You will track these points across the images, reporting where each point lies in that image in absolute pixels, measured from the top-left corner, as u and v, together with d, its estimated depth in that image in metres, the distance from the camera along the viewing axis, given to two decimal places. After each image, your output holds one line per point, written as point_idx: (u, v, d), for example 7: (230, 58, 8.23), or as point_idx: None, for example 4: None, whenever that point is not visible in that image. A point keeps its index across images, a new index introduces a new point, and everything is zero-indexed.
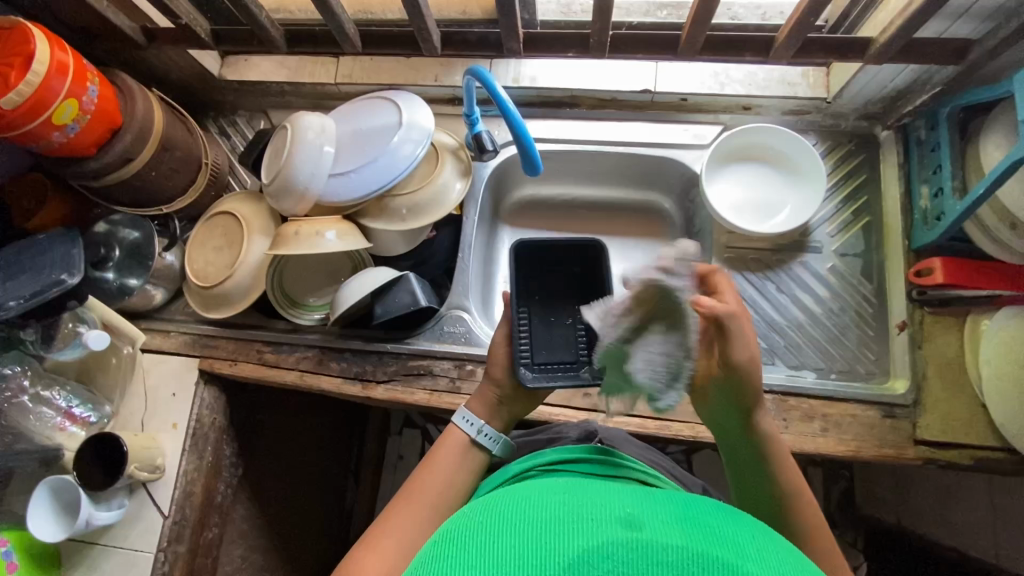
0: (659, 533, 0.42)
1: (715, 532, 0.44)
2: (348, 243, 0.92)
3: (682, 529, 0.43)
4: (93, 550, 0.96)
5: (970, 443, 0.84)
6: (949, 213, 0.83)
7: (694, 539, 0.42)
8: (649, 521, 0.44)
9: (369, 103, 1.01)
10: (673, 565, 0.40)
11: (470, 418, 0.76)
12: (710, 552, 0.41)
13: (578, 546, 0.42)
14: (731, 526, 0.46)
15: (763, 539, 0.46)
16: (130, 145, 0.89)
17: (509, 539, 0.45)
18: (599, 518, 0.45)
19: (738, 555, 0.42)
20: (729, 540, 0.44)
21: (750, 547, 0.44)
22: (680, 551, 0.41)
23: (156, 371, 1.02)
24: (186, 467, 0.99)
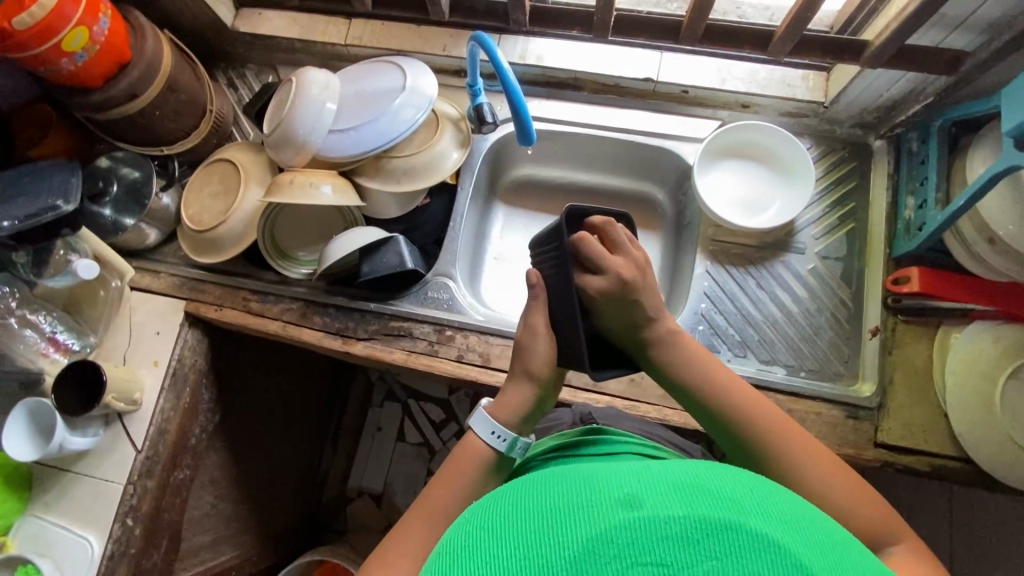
0: (668, 507, 0.35)
1: (734, 493, 0.37)
2: (342, 198, 0.94)
3: (692, 496, 0.36)
4: (64, 477, 0.98)
5: (928, 450, 0.86)
6: (930, 223, 0.85)
7: (710, 507, 0.35)
8: (651, 489, 0.37)
9: (375, 65, 1.03)
10: (686, 539, 0.34)
11: (500, 432, 0.67)
12: (729, 520, 0.35)
13: (576, 534, 0.35)
14: (744, 477, 0.39)
15: (782, 489, 0.40)
16: (137, 81, 0.91)
17: (495, 538, 0.38)
18: (595, 496, 0.37)
19: (756, 514, 0.36)
20: (746, 498, 0.37)
21: (768, 499, 0.38)
22: (694, 524, 0.34)
23: (143, 309, 1.04)
24: (163, 405, 1.00)
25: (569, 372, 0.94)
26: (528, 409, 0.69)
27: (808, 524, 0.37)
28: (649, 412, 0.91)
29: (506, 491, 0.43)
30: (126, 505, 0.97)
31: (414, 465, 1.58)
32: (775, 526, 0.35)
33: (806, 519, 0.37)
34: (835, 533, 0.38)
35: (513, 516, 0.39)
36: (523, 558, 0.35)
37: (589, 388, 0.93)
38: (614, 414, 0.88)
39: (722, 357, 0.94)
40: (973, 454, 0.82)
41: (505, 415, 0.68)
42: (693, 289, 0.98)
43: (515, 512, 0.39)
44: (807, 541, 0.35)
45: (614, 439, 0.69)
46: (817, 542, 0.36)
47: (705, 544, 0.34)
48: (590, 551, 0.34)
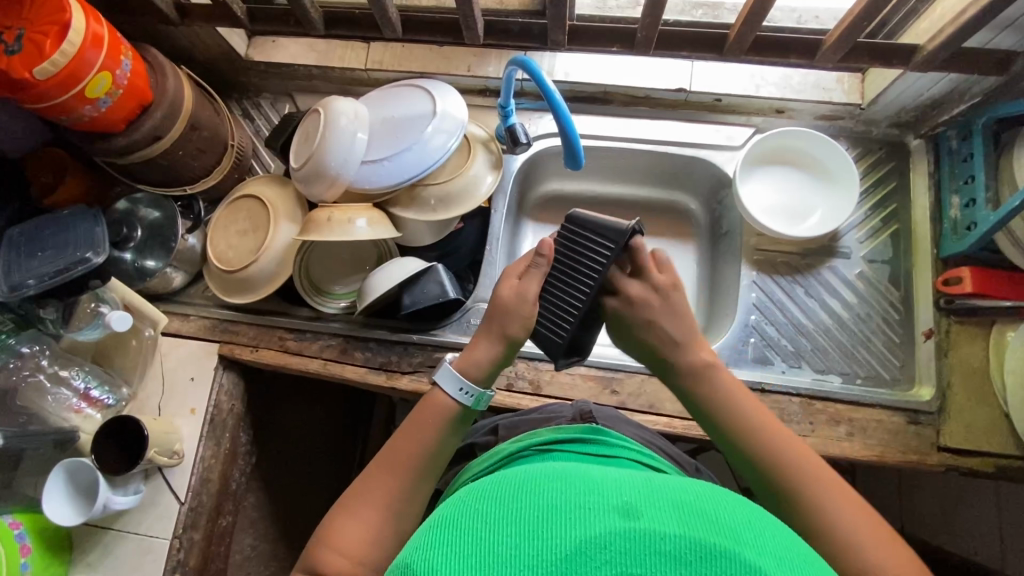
0: (665, 524, 0.35)
1: (735, 523, 0.37)
2: (379, 231, 0.91)
3: (693, 520, 0.36)
4: (106, 535, 0.95)
5: (992, 451, 0.85)
6: (981, 223, 0.84)
7: (708, 532, 0.35)
8: (654, 508, 0.37)
9: (401, 90, 1.00)
10: (675, 558, 0.34)
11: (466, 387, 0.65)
12: (725, 548, 0.34)
13: (570, 534, 0.36)
14: (750, 512, 0.39)
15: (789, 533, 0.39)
16: (160, 122, 0.87)
17: (488, 523, 0.38)
18: (593, 501, 0.38)
19: (752, 547, 0.35)
20: (746, 529, 0.37)
21: (770, 535, 0.38)
22: (689, 545, 0.34)
23: (175, 355, 1.00)
24: (204, 453, 0.97)
25: (623, 394, 0.92)
26: (494, 363, 0.67)
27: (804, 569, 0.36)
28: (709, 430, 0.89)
29: (505, 478, 0.43)
30: (174, 561, 0.94)
31: None
32: (773, 565, 0.35)
33: (804, 564, 0.37)
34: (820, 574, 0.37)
35: (507, 505, 0.39)
36: (510, 548, 0.36)
37: (643, 409, 0.91)
38: (615, 417, 0.86)
39: (776, 370, 0.93)
40: None
41: (469, 368, 0.66)
42: (740, 300, 0.97)
43: (513, 501, 0.39)
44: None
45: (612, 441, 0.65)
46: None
47: (695, 565, 0.33)
48: (579, 554, 0.35)
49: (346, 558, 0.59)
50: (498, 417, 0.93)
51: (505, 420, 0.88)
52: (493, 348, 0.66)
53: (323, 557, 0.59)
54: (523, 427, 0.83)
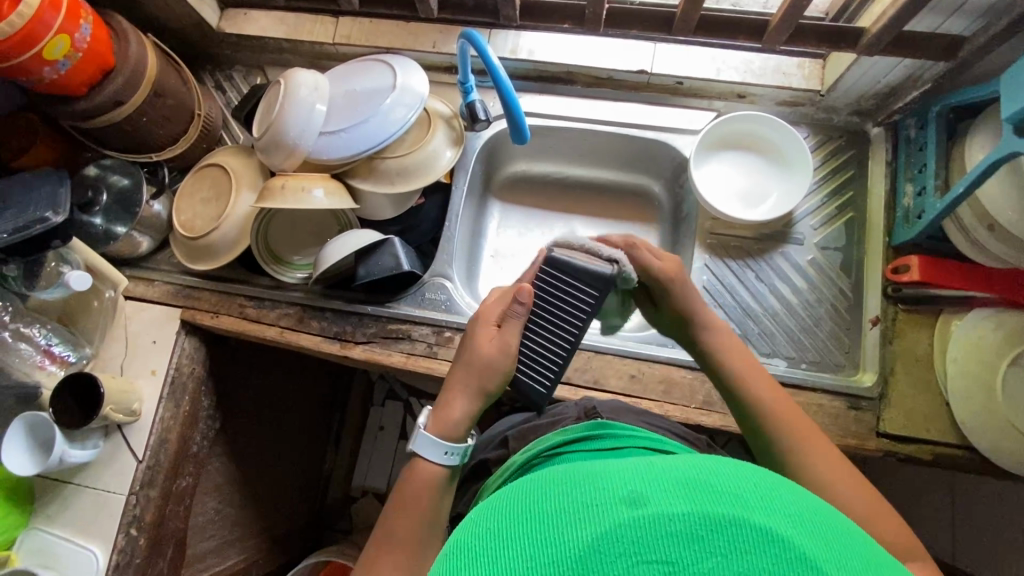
0: (672, 503, 0.34)
1: (741, 488, 0.36)
2: (335, 201, 0.93)
3: (698, 492, 0.35)
4: (66, 489, 0.98)
5: (930, 439, 0.86)
6: (929, 211, 0.84)
7: (716, 504, 0.34)
8: (655, 485, 0.35)
9: (364, 64, 1.01)
10: (689, 537, 0.33)
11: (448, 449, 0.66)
12: (735, 516, 0.33)
13: (580, 533, 0.34)
14: (750, 471, 0.38)
15: (786, 480, 0.39)
16: (122, 87, 0.89)
17: (497, 546, 0.35)
18: (595, 494, 0.36)
19: (763, 510, 0.34)
20: (753, 493, 0.36)
21: (779, 490, 0.37)
22: (699, 521, 0.33)
23: (138, 317, 1.03)
24: (162, 414, 1.00)
25: (569, 371, 0.93)
26: (471, 418, 0.67)
27: (817, 519, 0.36)
28: (652, 409, 0.90)
29: (503, 493, 0.40)
30: (129, 515, 0.97)
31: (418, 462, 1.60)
32: (785, 523, 0.34)
33: (817, 515, 0.36)
34: (831, 518, 0.37)
35: (513, 522, 0.37)
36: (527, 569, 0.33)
37: (590, 386, 0.92)
38: (616, 406, 0.85)
39: None
40: (976, 441, 0.82)
41: (447, 429, 0.66)
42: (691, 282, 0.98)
43: (514, 517, 0.37)
44: (815, 534, 0.34)
45: (618, 433, 0.66)
46: (821, 534, 0.34)
47: (709, 541, 0.32)
48: (591, 554, 0.33)
49: None
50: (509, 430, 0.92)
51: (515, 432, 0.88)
52: (468, 408, 0.67)
53: None
54: (531, 431, 0.83)
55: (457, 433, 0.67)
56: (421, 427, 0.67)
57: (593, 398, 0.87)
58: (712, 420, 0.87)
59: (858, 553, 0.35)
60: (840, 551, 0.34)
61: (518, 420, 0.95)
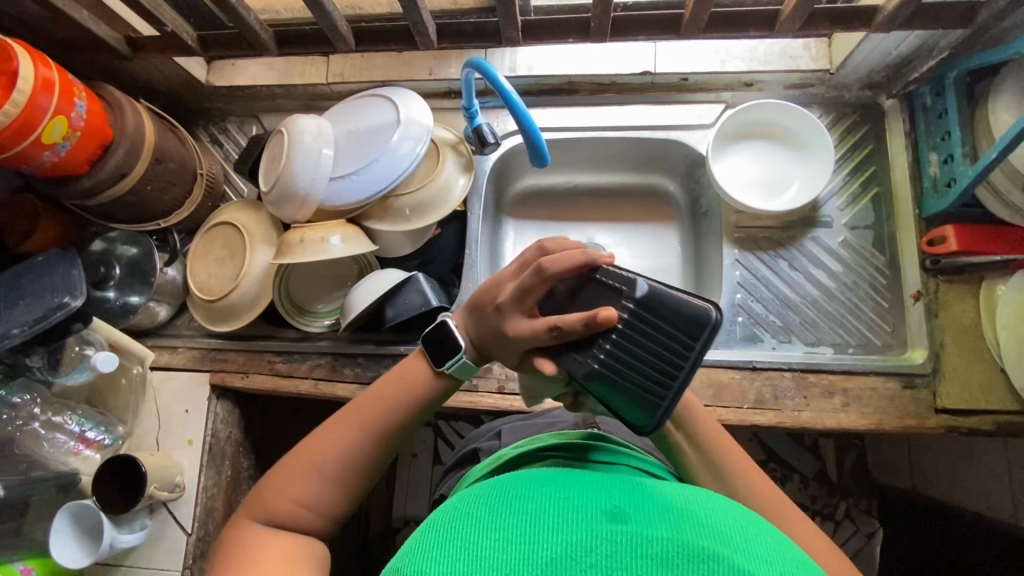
0: (654, 528, 0.39)
1: (725, 528, 0.40)
2: (354, 246, 0.90)
3: (683, 525, 0.40)
4: (118, 572, 0.96)
5: (991, 409, 0.84)
6: (961, 179, 0.83)
7: (694, 536, 0.39)
8: (642, 514, 0.41)
9: (364, 101, 0.99)
10: (663, 558, 0.37)
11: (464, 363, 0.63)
12: (711, 551, 0.38)
13: (563, 535, 0.39)
14: (737, 518, 0.42)
15: (774, 533, 0.43)
16: (123, 160, 0.87)
17: (478, 526, 0.40)
18: (583, 507, 0.41)
19: (741, 550, 0.38)
20: (737, 535, 0.40)
21: (761, 539, 0.41)
22: (675, 548, 0.38)
23: (167, 388, 1.01)
24: (206, 483, 0.98)
25: None
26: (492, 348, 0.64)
27: (795, 572, 0.39)
28: None
29: (499, 484, 0.46)
30: None
31: None
32: (760, 565, 0.38)
33: (795, 565, 0.39)
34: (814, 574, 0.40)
35: (499, 511, 0.41)
36: (504, 553, 0.38)
37: None
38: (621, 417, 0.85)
39: (766, 346, 0.92)
40: None
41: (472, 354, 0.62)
42: (725, 279, 0.96)
43: (502, 505, 0.42)
44: None
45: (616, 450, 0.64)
46: None
47: (679, 566, 0.36)
48: (565, 555, 0.37)
49: (294, 503, 0.57)
50: (500, 422, 0.91)
51: (508, 425, 0.87)
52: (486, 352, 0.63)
53: (274, 498, 0.57)
54: (528, 431, 0.82)
55: (473, 360, 0.63)
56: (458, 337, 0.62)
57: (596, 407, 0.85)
58: (766, 418, 0.86)
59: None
60: None
61: (501, 418, 0.94)
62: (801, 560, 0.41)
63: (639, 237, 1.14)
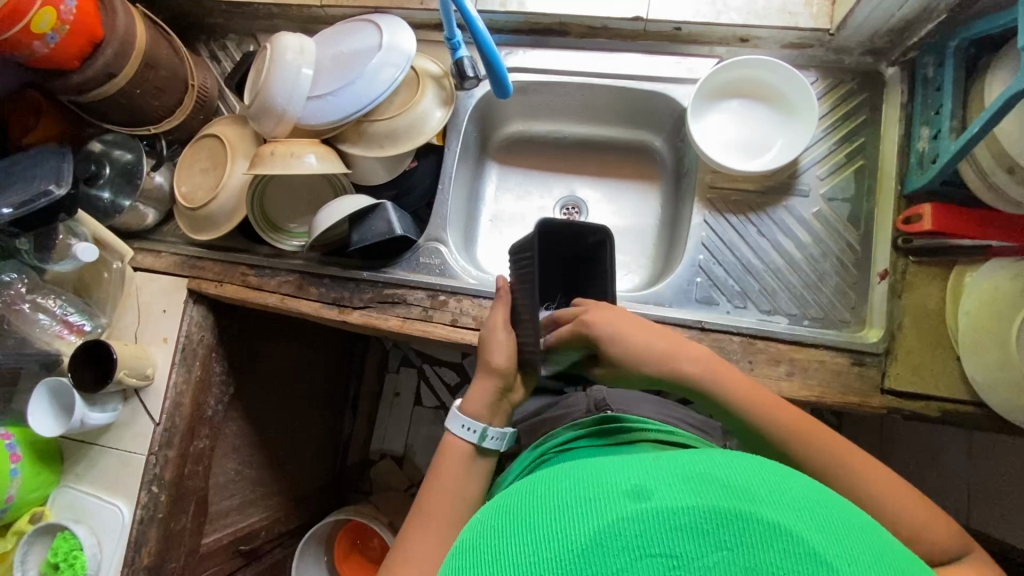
0: (677, 498, 0.37)
1: (749, 482, 0.39)
2: (326, 166, 0.92)
3: (703, 486, 0.38)
4: (92, 449, 1.05)
5: (939, 396, 0.82)
6: (943, 154, 0.79)
7: (721, 498, 0.37)
8: (665, 484, 0.38)
9: (352, 26, 1.00)
10: (695, 531, 0.35)
11: (469, 424, 0.73)
12: (742, 511, 0.36)
13: (585, 527, 0.37)
14: (760, 467, 0.40)
15: (797, 474, 0.41)
16: (111, 60, 0.90)
17: (505, 543, 0.39)
18: (601, 490, 0.39)
19: (769, 504, 0.37)
20: (760, 486, 0.38)
21: (785, 487, 0.39)
22: (705, 516, 0.36)
23: (148, 288, 1.07)
24: (175, 379, 1.04)
25: None
26: (493, 404, 0.74)
27: (825, 514, 0.38)
28: None
29: (521, 488, 0.44)
30: (150, 474, 1.02)
31: (432, 426, 1.64)
32: (793, 518, 0.37)
33: (822, 507, 0.39)
34: (850, 517, 0.39)
35: (523, 521, 0.40)
36: (536, 563, 0.37)
37: None
38: (631, 397, 0.93)
39: (720, 310, 0.91)
40: (987, 398, 0.78)
41: (473, 409, 0.73)
42: (690, 239, 0.95)
43: (524, 517, 0.40)
44: (824, 531, 0.36)
45: (624, 429, 0.73)
46: (831, 527, 0.37)
47: (714, 533, 0.35)
48: (595, 546, 0.36)
49: None
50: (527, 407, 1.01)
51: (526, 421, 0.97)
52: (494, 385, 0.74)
53: None
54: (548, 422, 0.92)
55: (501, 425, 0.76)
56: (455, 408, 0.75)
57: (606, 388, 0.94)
58: None
59: (861, 539, 0.37)
60: (847, 542, 0.36)
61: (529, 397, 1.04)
62: (836, 504, 0.40)
63: (621, 194, 1.13)
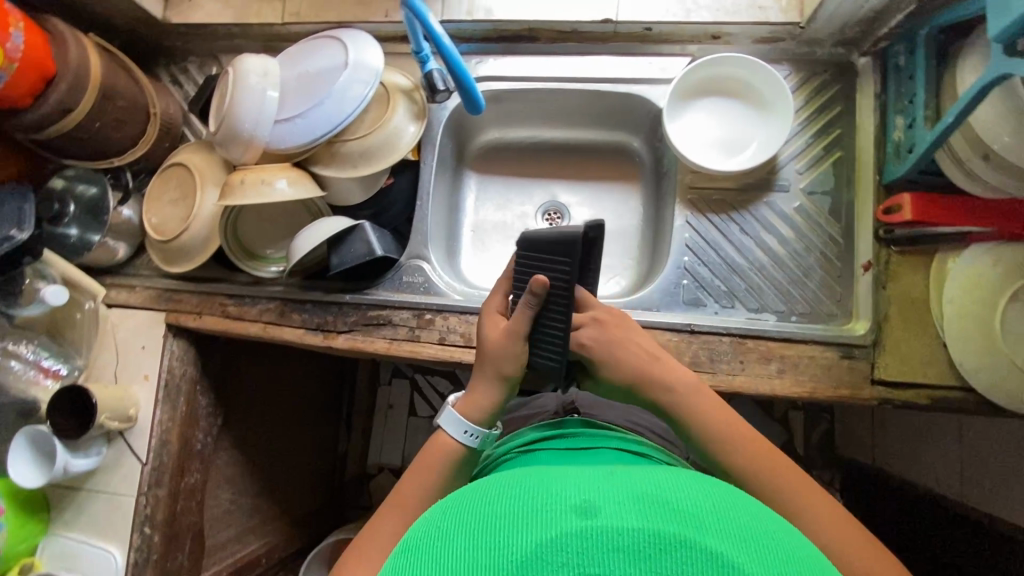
0: (624, 519, 0.37)
1: (696, 509, 0.39)
2: (299, 191, 0.90)
3: (652, 512, 0.37)
4: (79, 494, 1.02)
5: (927, 383, 0.83)
6: (919, 144, 0.79)
7: (668, 522, 0.37)
8: (615, 504, 0.38)
9: (316, 43, 0.97)
10: (636, 553, 0.35)
11: (472, 430, 0.69)
12: (686, 537, 0.36)
13: (528, 538, 0.37)
14: (712, 497, 0.41)
15: (747, 509, 0.41)
16: (66, 93, 0.87)
17: (446, 546, 0.38)
18: (550, 506, 0.39)
19: (715, 533, 0.37)
20: (708, 516, 0.38)
21: (731, 516, 0.39)
22: (648, 538, 0.35)
23: (125, 325, 1.04)
24: (160, 416, 1.02)
25: None
26: (495, 408, 0.70)
27: (770, 546, 0.38)
28: None
29: (473, 496, 0.44)
30: (141, 515, 1.00)
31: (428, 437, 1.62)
32: (737, 549, 0.36)
33: (769, 540, 0.38)
34: (796, 554, 0.38)
35: (469, 528, 0.39)
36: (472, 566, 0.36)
37: None
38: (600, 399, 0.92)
39: (709, 311, 0.91)
40: (976, 383, 0.79)
41: (472, 414, 0.69)
42: (673, 241, 0.94)
43: (470, 523, 0.40)
44: (767, 564, 0.35)
45: (590, 434, 0.72)
46: (776, 561, 0.36)
47: (655, 557, 0.34)
48: (536, 557, 0.35)
49: None
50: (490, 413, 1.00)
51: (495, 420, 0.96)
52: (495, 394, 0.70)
53: None
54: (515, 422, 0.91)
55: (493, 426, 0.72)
56: (450, 406, 0.71)
57: (576, 389, 0.93)
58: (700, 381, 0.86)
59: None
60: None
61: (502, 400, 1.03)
62: (784, 543, 0.39)
63: (603, 196, 1.12)
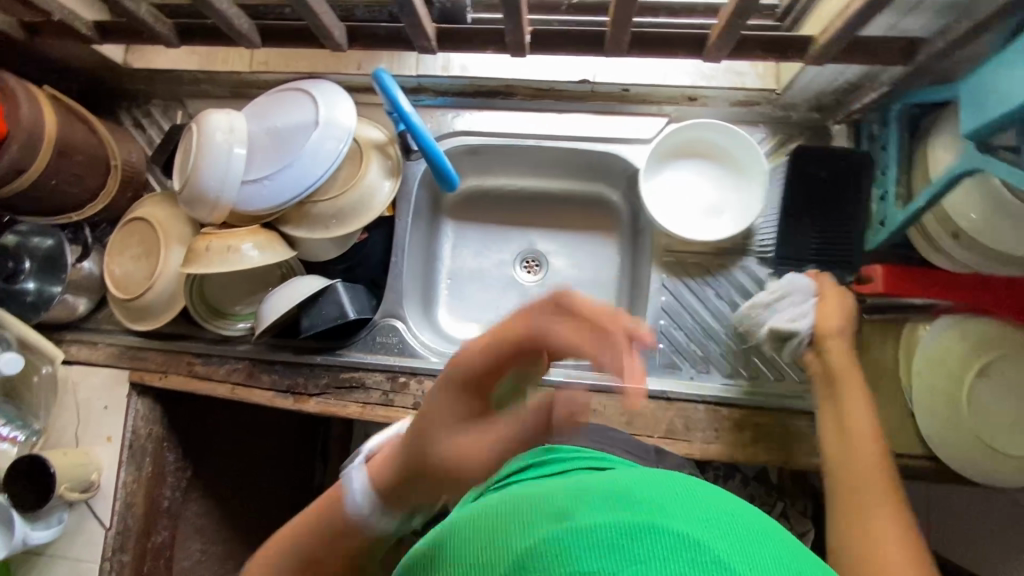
0: (585, 517, 0.33)
1: (659, 496, 0.35)
2: (269, 255, 0.87)
3: (611, 506, 0.34)
4: (39, 560, 0.99)
5: (898, 453, 0.84)
6: (892, 221, 0.80)
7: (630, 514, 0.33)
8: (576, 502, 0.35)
9: (285, 96, 0.94)
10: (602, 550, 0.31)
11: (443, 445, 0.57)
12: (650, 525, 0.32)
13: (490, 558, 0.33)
14: (674, 482, 0.37)
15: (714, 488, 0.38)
16: (19, 154, 0.82)
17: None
18: (510, 515, 0.36)
19: (680, 515, 0.33)
20: (670, 501, 0.35)
21: (698, 498, 0.36)
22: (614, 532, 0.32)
23: (86, 384, 1.00)
24: (125, 479, 0.99)
25: None
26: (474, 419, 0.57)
27: (741, 527, 0.34)
28: None
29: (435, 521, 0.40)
30: None
31: None
32: (703, 528, 0.33)
33: (738, 519, 0.35)
34: (773, 532, 0.35)
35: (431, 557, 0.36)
36: None
37: None
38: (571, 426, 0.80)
39: (685, 376, 0.91)
40: (942, 455, 0.81)
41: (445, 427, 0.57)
42: (650, 304, 0.94)
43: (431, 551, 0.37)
44: (739, 539, 0.32)
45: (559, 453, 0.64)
46: (747, 537, 0.33)
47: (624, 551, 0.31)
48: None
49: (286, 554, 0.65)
50: None
51: None
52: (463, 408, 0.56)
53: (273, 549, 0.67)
54: None
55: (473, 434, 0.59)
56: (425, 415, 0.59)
57: None
58: (676, 448, 0.85)
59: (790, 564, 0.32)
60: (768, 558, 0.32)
61: None
62: (757, 520, 0.36)
63: (578, 247, 1.11)
